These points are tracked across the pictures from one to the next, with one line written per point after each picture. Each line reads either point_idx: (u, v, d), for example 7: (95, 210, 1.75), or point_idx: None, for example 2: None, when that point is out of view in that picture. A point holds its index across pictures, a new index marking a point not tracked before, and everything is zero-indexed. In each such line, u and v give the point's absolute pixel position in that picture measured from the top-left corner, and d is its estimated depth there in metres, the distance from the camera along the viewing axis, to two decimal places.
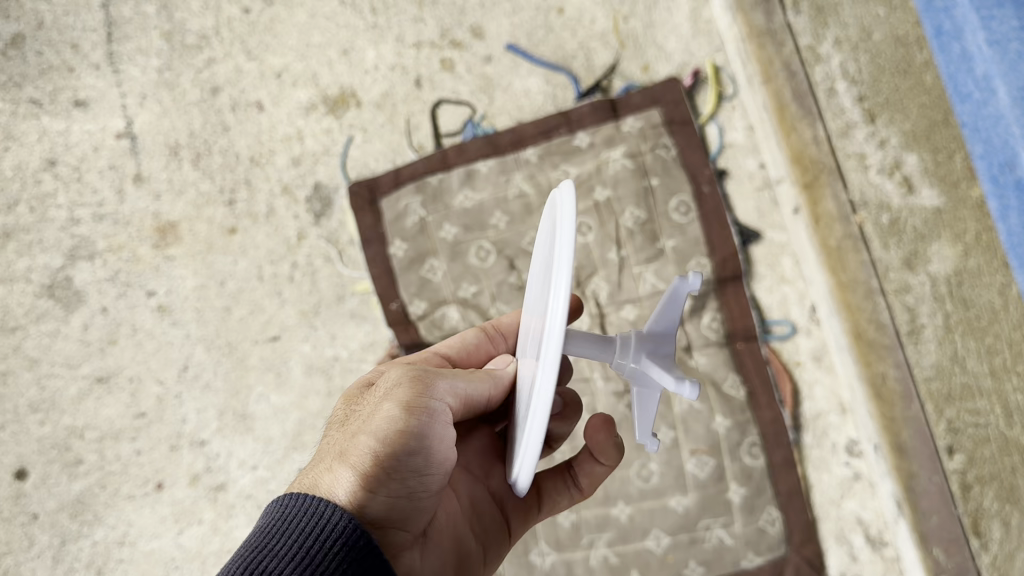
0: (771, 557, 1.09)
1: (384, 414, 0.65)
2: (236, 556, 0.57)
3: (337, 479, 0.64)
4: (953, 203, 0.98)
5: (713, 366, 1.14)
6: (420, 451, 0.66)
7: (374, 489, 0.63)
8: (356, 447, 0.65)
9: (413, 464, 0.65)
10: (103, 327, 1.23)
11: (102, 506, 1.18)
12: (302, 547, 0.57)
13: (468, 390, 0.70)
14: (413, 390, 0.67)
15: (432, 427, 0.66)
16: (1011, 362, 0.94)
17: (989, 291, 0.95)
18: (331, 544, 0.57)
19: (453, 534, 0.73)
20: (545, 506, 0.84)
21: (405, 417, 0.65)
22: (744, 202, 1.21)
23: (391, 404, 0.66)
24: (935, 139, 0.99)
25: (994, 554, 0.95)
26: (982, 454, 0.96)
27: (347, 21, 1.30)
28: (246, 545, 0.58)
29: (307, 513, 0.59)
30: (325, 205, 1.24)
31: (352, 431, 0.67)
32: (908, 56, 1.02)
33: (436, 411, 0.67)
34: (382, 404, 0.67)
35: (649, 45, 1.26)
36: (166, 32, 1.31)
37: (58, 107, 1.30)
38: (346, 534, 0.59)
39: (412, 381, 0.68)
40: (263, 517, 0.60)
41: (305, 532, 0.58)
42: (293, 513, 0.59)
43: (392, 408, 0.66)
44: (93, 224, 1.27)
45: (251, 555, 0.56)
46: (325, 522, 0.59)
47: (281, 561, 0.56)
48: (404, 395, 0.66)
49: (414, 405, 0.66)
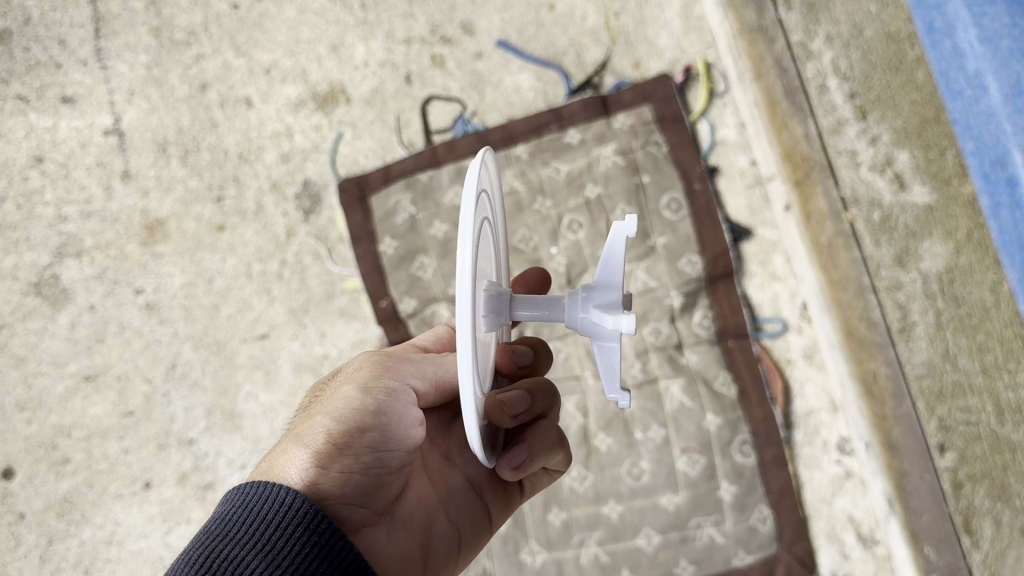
0: (762, 556, 1.08)
1: (343, 396, 0.67)
2: (197, 540, 0.56)
3: (292, 456, 0.65)
4: (944, 200, 0.94)
5: (704, 364, 1.13)
6: (377, 428, 0.66)
7: (328, 464, 0.63)
8: (312, 425, 0.66)
9: (368, 441, 0.65)
10: (90, 326, 1.22)
11: (89, 505, 1.17)
12: (262, 535, 0.56)
13: (433, 374, 0.72)
14: (373, 372, 0.69)
15: (391, 406, 0.67)
16: (1003, 359, 0.90)
17: (980, 289, 0.91)
18: (291, 528, 0.57)
19: (425, 517, 0.71)
20: (526, 486, 0.82)
21: (362, 397, 0.66)
22: (735, 199, 1.21)
23: (351, 387, 0.68)
24: (926, 136, 0.95)
25: (985, 552, 0.92)
26: (973, 452, 0.93)
27: (336, 17, 1.29)
28: (204, 532, 0.57)
29: (267, 500, 0.58)
30: (315, 201, 1.23)
31: (312, 413, 0.69)
32: (900, 52, 0.97)
33: (397, 391, 0.68)
34: (343, 388, 0.68)
35: (641, 41, 1.26)
36: (155, 28, 1.30)
37: (45, 103, 1.29)
38: (307, 519, 0.58)
39: (373, 365, 0.70)
40: (224, 503, 0.59)
41: (266, 519, 0.57)
42: (253, 500, 0.58)
43: (349, 388, 0.68)
44: (81, 221, 1.26)
45: (211, 540, 0.56)
46: (286, 508, 0.58)
47: (240, 548, 0.55)
48: (363, 377, 0.68)
49: (373, 385, 0.67)
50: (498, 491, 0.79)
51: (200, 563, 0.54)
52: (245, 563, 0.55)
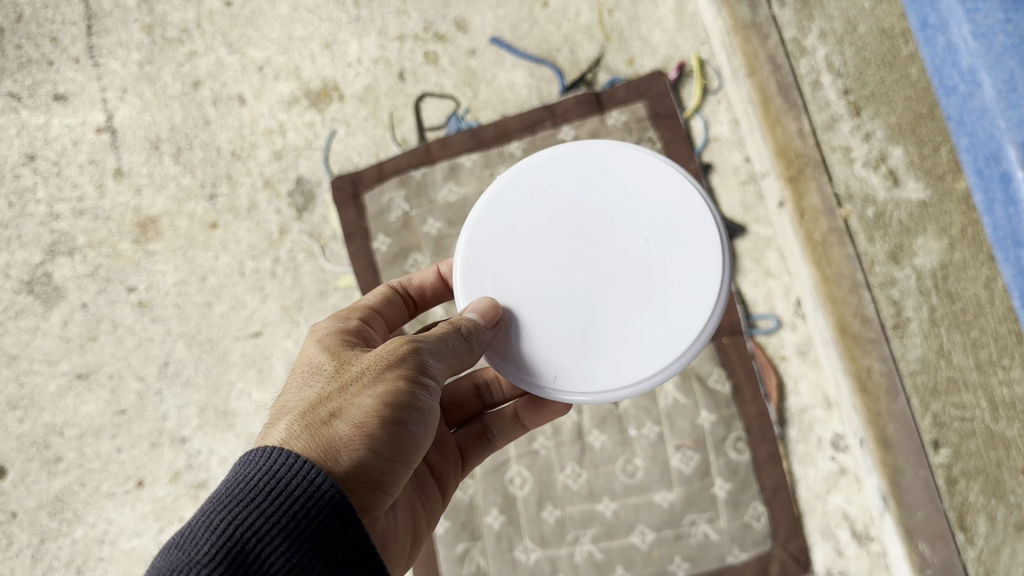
0: (756, 553, 1.08)
1: (389, 386, 0.61)
2: (222, 499, 0.55)
3: (339, 438, 0.58)
4: (938, 195, 0.98)
5: (698, 361, 1.13)
6: (419, 425, 0.63)
7: (377, 449, 0.59)
8: (359, 404, 0.60)
9: (410, 437, 0.62)
10: (82, 324, 1.22)
11: (81, 504, 1.17)
12: (286, 511, 0.54)
13: (457, 363, 0.67)
14: (417, 365, 0.63)
15: (431, 405, 0.64)
16: (997, 355, 0.94)
17: (974, 285, 0.96)
18: (315, 509, 0.55)
19: (409, 504, 0.75)
20: (467, 466, 0.87)
21: (412, 393, 0.62)
22: (729, 196, 1.21)
23: (395, 377, 0.62)
24: (921, 132, 0.99)
25: (980, 548, 0.93)
26: (968, 448, 0.95)
27: (330, 14, 1.29)
28: (231, 490, 0.55)
29: (296, 472, 0.56)
30: (308, 199, 1.23)
31: (349, 390, 0.62)
32: (894, 48, 1.02)
33: (434, 391, 0.64)
34: (384, 373, 0.62)
35: (635, 38, 1.26)
36: (147, 25, 1.30)
37: (37, 101, 1.29)
38: (332, 503, 0.55)
39: (416, 355, 0.64)
40: (250, 466, 0.56)
41: (291, 496, 0.54)
42: (281, 472, 0.55)
43: (398, 369, 0.63)
44: (73, 219, 1.25)
45: (234, 504, 0.54)
46: (313, 489, 0.55)
47: (264, 520, 0.53)
48: (408, 369, 0.63)
49: (418, 381, 0.63)
50: (452, 475, 0.84)
51: (223, 529, 0.53)
52: (268, 536, 0.53)
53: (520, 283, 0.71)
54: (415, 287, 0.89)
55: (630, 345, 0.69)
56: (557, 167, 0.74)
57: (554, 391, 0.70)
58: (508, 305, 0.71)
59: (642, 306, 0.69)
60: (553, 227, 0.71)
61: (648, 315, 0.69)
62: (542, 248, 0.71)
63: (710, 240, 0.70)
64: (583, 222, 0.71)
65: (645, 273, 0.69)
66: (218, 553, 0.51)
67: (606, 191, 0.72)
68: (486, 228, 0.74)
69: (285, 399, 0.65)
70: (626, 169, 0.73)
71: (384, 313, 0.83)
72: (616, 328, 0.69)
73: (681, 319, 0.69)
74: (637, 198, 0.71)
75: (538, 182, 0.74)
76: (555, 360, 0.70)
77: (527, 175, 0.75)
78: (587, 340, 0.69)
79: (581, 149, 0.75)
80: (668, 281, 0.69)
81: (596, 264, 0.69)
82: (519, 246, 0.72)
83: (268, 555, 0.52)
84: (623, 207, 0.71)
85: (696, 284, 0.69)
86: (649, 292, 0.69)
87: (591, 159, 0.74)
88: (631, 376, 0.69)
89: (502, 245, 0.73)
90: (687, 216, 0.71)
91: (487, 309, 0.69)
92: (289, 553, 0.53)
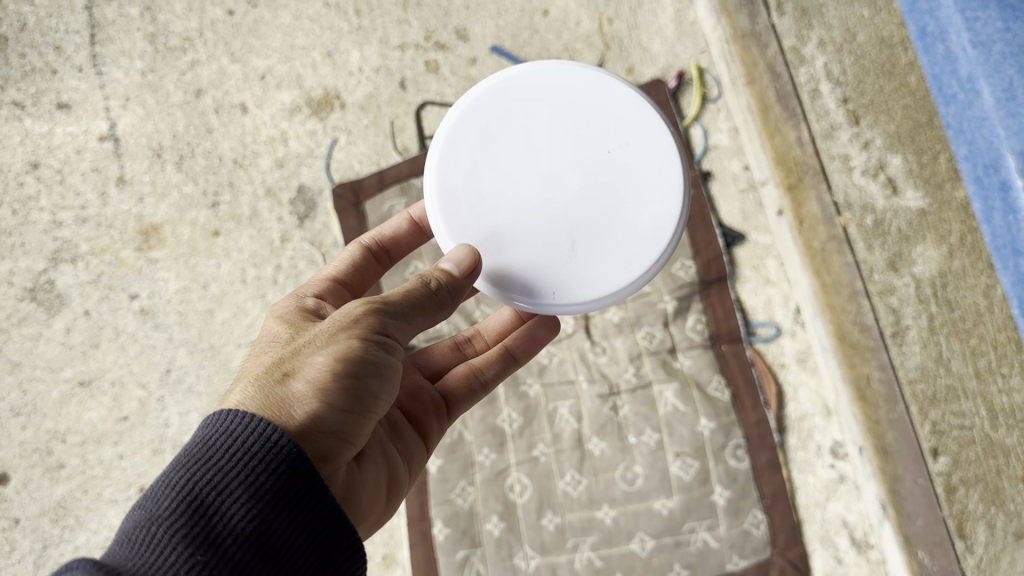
0: (756, 560, 1.08)
1: (344, 344, 0.59)
2: (181, 460, 0.53)
3: (290, 395, 0.57)
4: (937, 204, 0.99)
5: (697, 368, 1.14)
6: (378, 381, 0.60)
7: (332, 401, 0.57)
8: (313, 362, 0.58)
9: (368, 392, 0.60)
10: (85, 331, 1.23)
11: (83, 511, 1.17)
12: (244, 465, 0.52)
13: (421, 322, 0.64)
14: (373, 323, 0.61)
15: (390, 362, 0.61)
16: (996, 362, 0.96)
17: (973, 293, 0.97)
18: (275, 463, 0.53)
19: (382, 452, 0.71)
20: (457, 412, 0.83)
21: (367, 349, 0.59)
22: (728, 204, 1.21)
23: (351, 336, 0.60)
24: (919, 139, 1.01)
25: (979, 556, 0.94)
26: (967, 456, 0.95)
27: (331, 23, 1.30)
28: (189, 447, 0.53)
29: (253, 430, 0.54)
30: (309, 207, 1.24)
31: (302, 350, 0.60)
32: (894, 57, 1.04)
33: (394, 349, 0.62)
34: (340, 334, 0.60)
35: (635, 46, 1.27)
36: (150, 34, 1.31)
37: (41, 109, 1.30)
38: (289, 456, 0.53)
39: (373, 314, 0.61)
40: (206, 427, 0.54)
41: (248, 451, 0.53)
42: (238, 429, 0.54)
43: (353, 330, 0.60)
44: (76, 227, 1.26)
45: (192, 463, 0.52)
46: (270, 442, 0.53)
47: (223, 475, 0.52)
48: (364, 328, 0.60)
49: (376, 338, 0.60)
50: (436, 423, 0.80)
51: (182, 485, 0.51)
52: (228, 489, 0.51)
53: (494, 211, 0.70)
54: (385, 241, 0.86)
55: (616, 248, 0.70)
56: (510, 94, 0.73)
57: (552, 304, 0.70)
58: (484, 231, 0.71)
59: (618, 210, 0.69)
60: (517, 149, 0.70)
61: (628, 220, 0.69)
62: (512, 174, 0.70)
63: (669, 141, 0.72)
64: (548, 142, 0.70)
65: (616, 182, 0.69)
66: (177, 505, 0.50)
67: (562, 110, 0.71)
68: (450, 158, 0.72)
69: (244, 368, 0.64)
70: (575, 85, 0.73)
71: (350, 284, 0.82)
72: (599, 236, 0.69)
73: (656, 222, 0.70)
74: (589, 111, 0.71)
75: (493, 108, 0.73)
76: (547, 274, 0.70)
77: (479, 105, 0.73)
78: (574, 253, 0.70)
79: (529, 72, 0.74)
80: (641, 185, 0.70)
81: (567, 180, 0.69)
82: (488, 173, 0.71)
83: (228, 508, 0.51)
84: (584, 124, 0.71)
85: (666, 178, 0.71)
86: (624, 197, 0.69)
87: (542, 79, 0.73)
88: (627, 275, 0.70)
89: (470, 172, 0.71)
90: (644, 121, 0.72)
91: (464, 253, 0.66)
92: (250, 506, 0.51)
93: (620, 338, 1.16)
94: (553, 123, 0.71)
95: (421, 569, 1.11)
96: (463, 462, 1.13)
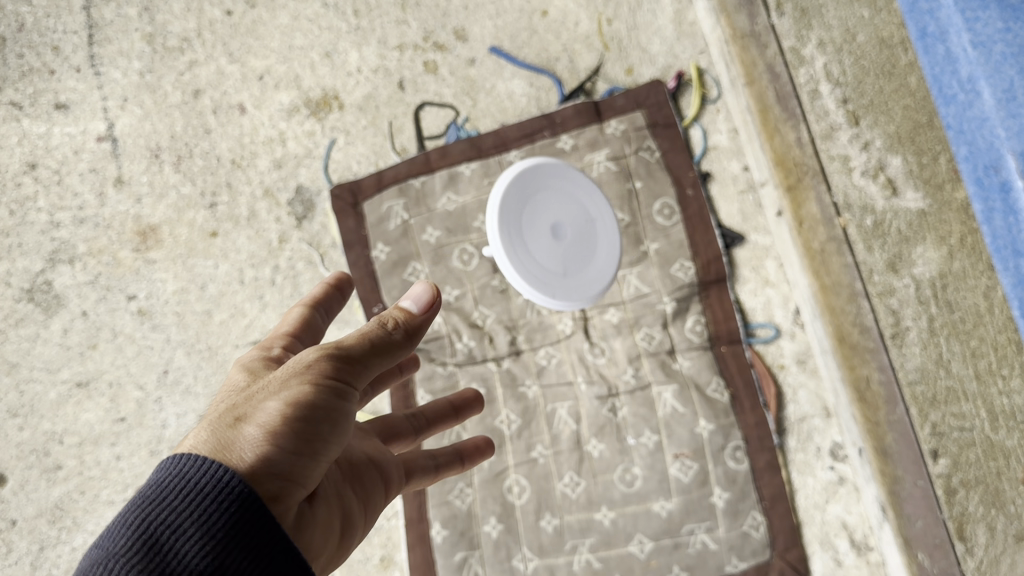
0: (755, 562, 1.08)
1: (297, 389, 0.56)
2: (132, 502, 0.50)
3: (237, 438, 0.53)
4: (937, 205, 0.99)
5: (696, 370, 1.13)
6: (333, 425, 0.57)
7: (279, 443, 0.53)
8: (265, 407, 0.55)
9: (323, 435, 0.56)
10: (82, 332, 1.23)
11: (80, 512, 1.17)
12: (196, 506, 0.49)
13: (377, 364, 0.61)
14: (328, 366, 0.58)
15: (346, 405, 0.58)
16: (997, 364, 0.95)
17: (973, 295, 0.96)
18: (224, 504, 0.50)
19: (338, 499, 0.64)
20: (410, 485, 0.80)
21: (320, 393, 0.56)
22: (728, 205, 1.21)
23: (305, 381, 0.57)
24: (919, 140, 1.00)
25: (979, 559, 0.94)
26: (967, 458, 0.95)
27: (329, 23, 1.29)
28: (140, 489, 0.51)
29: (204, 471, 0.51)
30: (307, 208, 1.23)
31: (256, 392, 0.57)
32: (893, 57, 1.03)
33: (349, 392, 0.59)
34: (293, 378, 0.57)
35: (634, 47, 1.26)
36: (148, 34, 1.31)
37: (39, 110, 1.30)
38: (240, 498, 0.50)
39: (327, 358, 0.58)
40: (158, 471, 0.52)
41: (198, 493, 0.50)
42: (189, 471, 0.51)
43: (306, 375, 0.57)
44: (74, 228, 1.26)
45: (142, 505, 0.49)
46: (221, 483, 0.50)
47: (176, 515, 0.49)
48: (319, 372, 0.57)
49: (329, 379, 0.57)
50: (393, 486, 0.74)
51: (133, 526, 0.48)
52: (180, 530, 0.48)
53: (520, 235, 0.97)
54: (319, 305, 0.77)
55: (588, 274, 1.01)
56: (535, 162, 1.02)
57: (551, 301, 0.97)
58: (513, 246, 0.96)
59: (592, 253, 1.03)
60: (537, 200, 1.00)
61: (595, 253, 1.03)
62: (533, 215, 0.99)
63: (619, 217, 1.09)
64: (554, 201, 1.02)
65: (593, 235, 1.03)
66: (131, 544, 0.47)
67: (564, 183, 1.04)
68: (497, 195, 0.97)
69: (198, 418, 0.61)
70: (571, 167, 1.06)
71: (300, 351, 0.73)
72: (578, 268, 1.01)
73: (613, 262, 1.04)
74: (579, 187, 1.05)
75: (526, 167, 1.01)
76: (548, 282, 0.97)
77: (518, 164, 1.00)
78: (566, 274, 0.99)
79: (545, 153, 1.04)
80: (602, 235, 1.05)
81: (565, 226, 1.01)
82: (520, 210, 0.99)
83: (180, 548, 0.48)
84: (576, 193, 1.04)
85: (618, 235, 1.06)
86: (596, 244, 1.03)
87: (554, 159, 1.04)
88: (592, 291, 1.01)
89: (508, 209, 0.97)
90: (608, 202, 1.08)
91: (420, 295, 0.64)
92: (202, 545, 0.48)
93: (619, 339, 1.15)
94: (556, 190, 1.02)
95: (419, 571, 1.10)
96: None
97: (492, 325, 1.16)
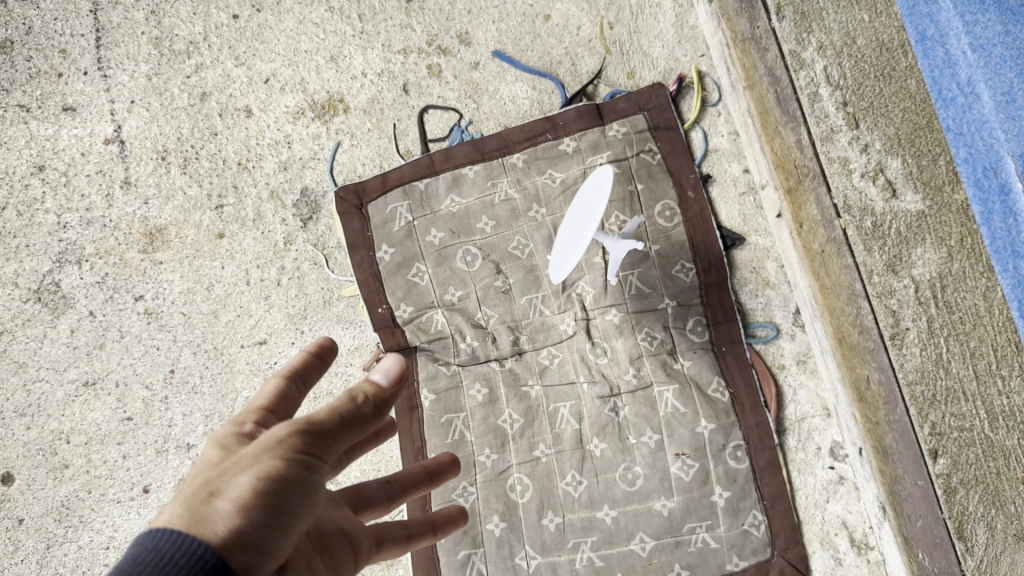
0: (756, 560, 1.09)
1: (275, 461, 0.46)
2: None
3: (205, 515, 0.43)
4: (937, 207, 1.00)
5: (697, 370, 1.15)
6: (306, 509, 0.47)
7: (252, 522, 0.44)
8: (235, 483, 0.45)
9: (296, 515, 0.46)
10: (89, 332, 1.24)
11: (87, 511, 1.18)
12: None
13: (356, 436, 0.52)
14: (310, 435, 0.49)
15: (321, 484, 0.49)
16: (996, 364, 0.96)
17: (972, 295, 0.98)
18: None
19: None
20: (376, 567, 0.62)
21: (300, 467, 0.47)
22: (728, 207, 1.23)
23: (284, 452, 0.47)
24: (919, 143, 1.02)
25: (979, 558, 0.94)
26: (966, 458, 0.96)
27: (335, 27, 1.31)
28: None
29: (173, 552, 0.40)
30: (313, 209, 1.25)
31: (227, 464, 0.47)
32: (893, 60, 1.05)
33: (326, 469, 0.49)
34: (270, 449, 0.47)
35: (635, 51, 1.28)
36: (155, 38, 1.32)
37: (47, 112, 1.31)
38: None
39: (310, 425, 0.49)
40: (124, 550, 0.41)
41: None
42: (161, 549, 0.40)
43: (281, 446, 0.47)
44: (81, 229, 1.27)
45: None
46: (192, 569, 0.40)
47: None
48: (302, 441, 0.48)
49: (310, 451, 0.48)
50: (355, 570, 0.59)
51: None
52: None
53: None
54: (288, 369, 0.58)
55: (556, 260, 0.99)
56: None
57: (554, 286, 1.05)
58: None
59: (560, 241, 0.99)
60: None
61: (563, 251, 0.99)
62: None
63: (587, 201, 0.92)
64: None
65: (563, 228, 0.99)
66: None
67: None
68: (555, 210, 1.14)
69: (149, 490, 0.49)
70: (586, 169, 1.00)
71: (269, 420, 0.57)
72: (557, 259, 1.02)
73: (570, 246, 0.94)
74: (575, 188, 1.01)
75: None
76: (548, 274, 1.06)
77: None
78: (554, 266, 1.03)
79: None
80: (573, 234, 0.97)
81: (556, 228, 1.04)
82: None
83: None
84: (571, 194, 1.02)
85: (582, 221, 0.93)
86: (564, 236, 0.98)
87: None
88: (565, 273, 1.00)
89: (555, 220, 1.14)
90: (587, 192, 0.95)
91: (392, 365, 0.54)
92: None
93: (620, 340, 1.16)
94: None
95: (423, 569, 1.12)
96: (465, 462, 1.14)
97: (495, 325, 1.18)
